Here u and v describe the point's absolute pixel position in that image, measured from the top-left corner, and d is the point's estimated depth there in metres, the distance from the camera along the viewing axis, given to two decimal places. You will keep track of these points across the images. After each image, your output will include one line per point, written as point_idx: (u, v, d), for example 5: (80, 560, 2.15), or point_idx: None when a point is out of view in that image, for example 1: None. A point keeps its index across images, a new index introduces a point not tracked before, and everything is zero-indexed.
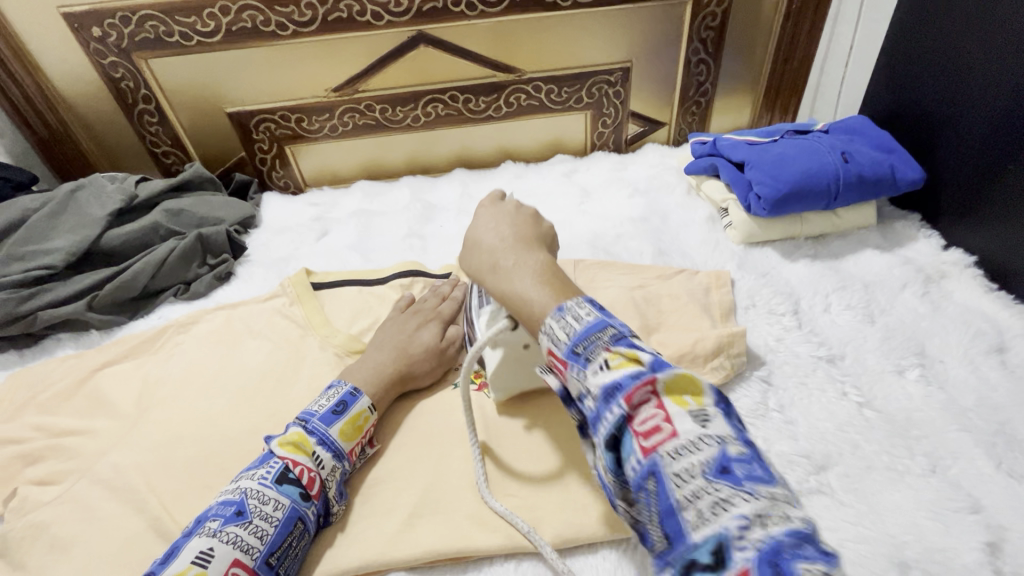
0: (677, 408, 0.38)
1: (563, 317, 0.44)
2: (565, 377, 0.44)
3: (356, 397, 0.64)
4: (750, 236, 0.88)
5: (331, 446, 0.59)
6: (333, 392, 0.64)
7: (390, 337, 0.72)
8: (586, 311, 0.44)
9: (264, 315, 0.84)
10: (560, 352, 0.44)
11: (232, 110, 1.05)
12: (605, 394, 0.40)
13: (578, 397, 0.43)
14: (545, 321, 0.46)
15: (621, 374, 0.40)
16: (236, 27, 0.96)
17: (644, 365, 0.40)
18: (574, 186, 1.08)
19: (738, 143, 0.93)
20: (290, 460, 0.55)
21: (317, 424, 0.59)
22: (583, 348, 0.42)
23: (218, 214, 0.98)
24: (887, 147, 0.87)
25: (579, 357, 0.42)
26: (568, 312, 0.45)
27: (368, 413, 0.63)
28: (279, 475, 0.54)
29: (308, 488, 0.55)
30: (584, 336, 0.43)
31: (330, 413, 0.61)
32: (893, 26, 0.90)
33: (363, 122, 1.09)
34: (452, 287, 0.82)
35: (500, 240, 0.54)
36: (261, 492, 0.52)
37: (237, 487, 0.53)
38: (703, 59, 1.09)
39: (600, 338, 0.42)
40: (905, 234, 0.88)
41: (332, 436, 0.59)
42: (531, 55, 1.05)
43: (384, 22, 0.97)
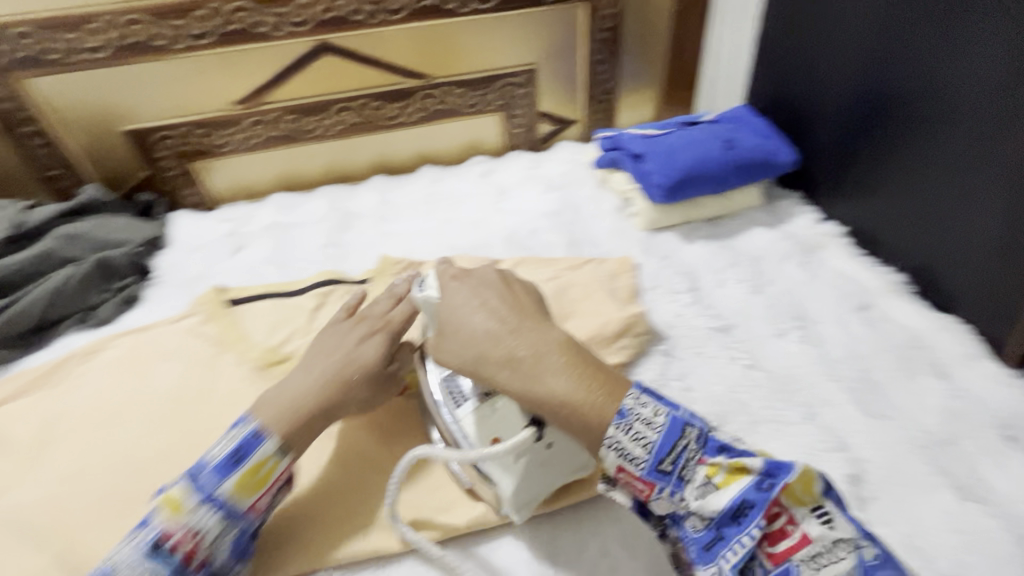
0: (801, 512, 0.46)
1: (633, 429, 0.48)
2: (652, 494, 0.50)
3: (257, 442, 0.57)
4: (653, 222, 0.95)
5: (218, 507, 0.54)
6: (235, 434, 0.58)
7: (321, 355, 0.65)
8: (661, 418, 0.49)
9: (175, 335, 0.81)
10: (647, 468, 0.48)
11: (129, 128, 1.01)
12: (726, 511, 0.46)
13: (674, 512, 0.50)
14: (605, 429, 0.49)
15: (732, 487, 0.47)
16: (125, 42, 0.93)
17: (750, 470, 0.47)
18: (491, 186, 1.11)
19: (637, 136, 0.99)
20: (166, 528, 0.53)
21: (204, 481, 0.55)
22: (674, 466, 0.48)
23: (121, 236, 0.94)
24: (764, 134, 0.95)
25: (672, 475, 0.48)
26: (637, 420, 0.49)
27: (272, 460, 0.58)
28: (153, 546, 0.52)
29: (189, 556, 0.53)
30: (669, 445, 0.48)
31: (223, 465, 0.56)
32: (766, 23, 1.00)
33: (274, 134, 1.08)
34: (406, 286, 0.69)
35: (497, 324, 0.55)
36: (132, 566, 0.51)
37: (112, 557, 0.52)
38: (603, 58, 1.15)
39: (691, 449, 0.48)
40: (787, 211, 0.97)
41: (220, 494, 0.55)
42: (437, 61, 1.07)
43: (284, 33, 0.97)
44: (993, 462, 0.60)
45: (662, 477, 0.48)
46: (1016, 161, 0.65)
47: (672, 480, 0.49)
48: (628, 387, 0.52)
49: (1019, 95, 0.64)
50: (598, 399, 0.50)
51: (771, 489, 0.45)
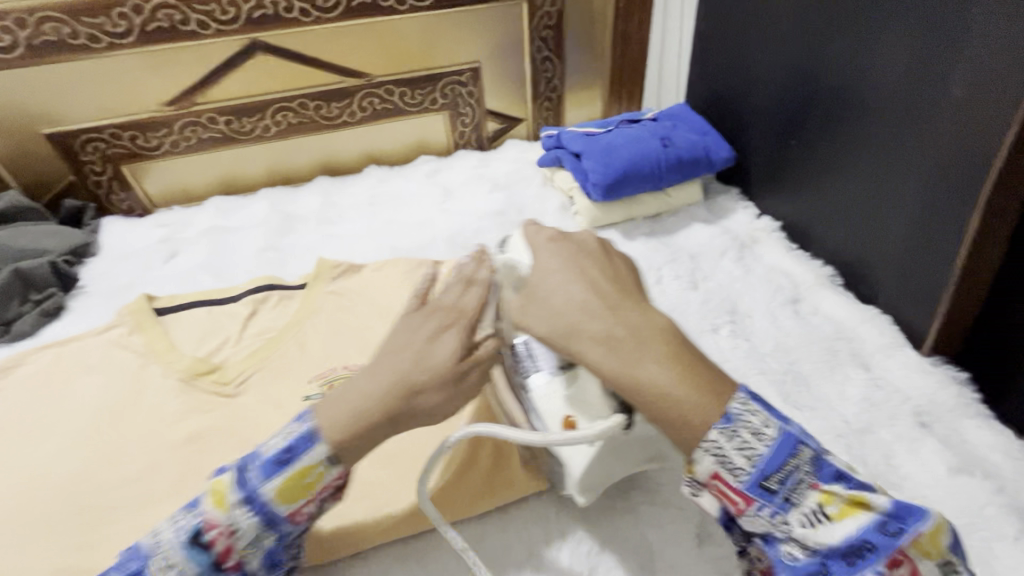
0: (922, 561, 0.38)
1: (739, 437, 0.40)
2: (744, 512, 0.41)
3: (309, 444, 0.45)
4: (595, 220, 0.95)
5: (261, 510, 0.44)
6: (293, 425, 0.47)
7: (387, 352, 0.50)
8: (770, 429, 0.40)
9: (99, 348, 0.78)
10: (744, 483, 0.40)
11: (50, 131, 0.97)
12: (839, 548, 0.38)
13: (766, 535, 0.41)
14: (705, 432, 0.40)
15: (849, 522, 0.38)
16: (38, 41, 0.88)
17: (873, 506, 0.38)
18: (437, 186, 1.10)
19: (578, 135, 0.99)
20: (203, 521, 0.44)
21: (248, 476, 0.44)
22: (780, 485, 0.40)
23: (42, 245, 0.90)
24: (702, 131, 0.96)
25: (775, 495, 0.40)
26: (746, 429, 0.40)
27: (321, 469, 0.45)
28: (189, 537, 0.43)
29: (223, 558, 0.44)
30: (778, 462, 0.40)
31: (271, 463, 0.45)
32: (700, 22, 1.01)
33: (208, 135, 1.04)
34: (476, 267, 0.55)
35: (581, 302, 0.46)
36: (167, 553, 0.43)
37: (157, 532, 0.45)
38: (547, 56, 1.15)
39: (802, 470, 0.40)
40: (725, 208, 0.99)
41: (264, 497, 0.44)
42: (377, 59, 1.05)
43: (212, 31, 0.94)
44: (906, 447, 0.62)
45: (764, 495, 0.40)
46: (922, 155, 0.67)
47: (775, 501, 0.40)
48: (736, 389, 0.42)
49: (923, 92, 0.65)
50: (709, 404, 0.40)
51: (899, 536, 0.37)
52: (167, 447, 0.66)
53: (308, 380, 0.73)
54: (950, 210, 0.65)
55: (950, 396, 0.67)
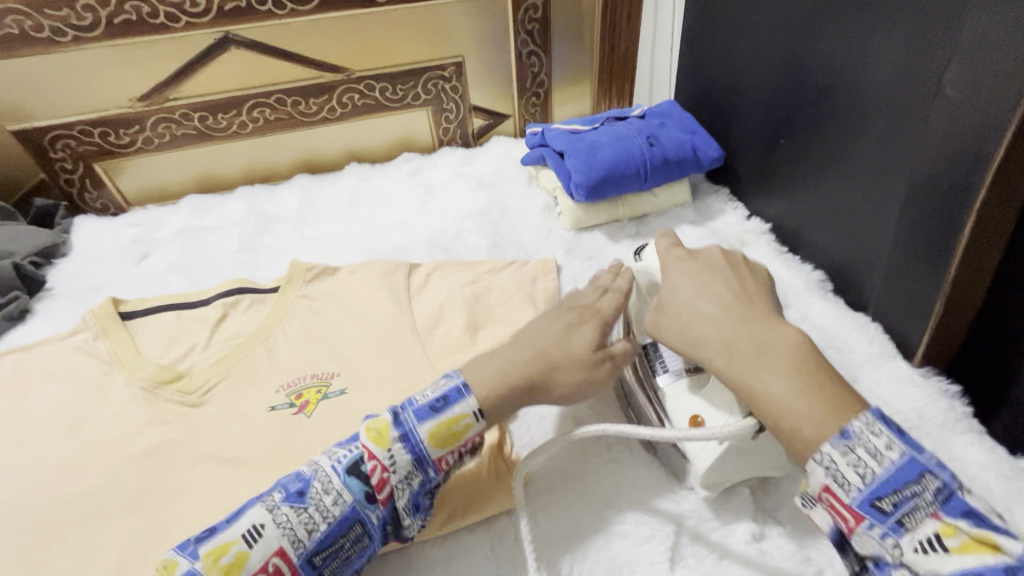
0: None
1: (855, 452, 0.40)
2: (853, 530, 0.40)
3: (461, 397, 0.54)
4: (578, 221, 0.92)
5: (413, 447, 0.51)
6: (440, 384, 0.55)
7: (534, 333, 0.60)
8: (891, 449, 0.40)
9: (62, 354, 0.76)
10: (855, 499, 0.40)
11: (18, 128, 0.94)
12: None
13: (875, 559, 0.39)
14: (820, 444, 0.41)
15: (970, 557, 0.35)
16: (1, 34, 0.85)
17: (1007, 551, 0.35)
18: (419, 184, 1.07)
19: (563, 132, 0.96)
20: (367, 450, 0.50)
21: (408, 416, 0.52)
22: (891, 507, 0.39)
23: (7, 246, 0.87)
24: (690, 129, 0.93)
25: (884, 515, 0.39)
26: (863, 445, 0.40)
27: (468, 419, 0.53)
28: (352, 463, 0.50)
29: (376, 490, 0.49)
30: (895, 485, 0.39)
31: (427, 409, 0.53)
32: (688, 16, 0.97)
33: (182, 132, 1.01)
34: (613, 277, 0.66)
35: (721, 310, 0.51)
36: (329, 478, 0.49)
37: (314, 463, 0.51)
38: (533, 50, 1.12)
39: (920, 497, 0.38)
40: (715, 208, 0.96)
41: (419, 436, 0.51)
42: (356, 53, 1.02)
43: (183, 24, 0.91)
44: None
45: (875, 515, 0.39)
46: (914, 155, 0.64)
47: (887, 523, 0.39)
48: (864, 409, 0.42)
49: (916, 91, 0.62)
50: (832, 415, 0.42)
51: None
52: (126, 459, 0.64)
53: (275, 389, 0.71)
54: (940, 219, 0.62)
55: (941, 410, 0.64)
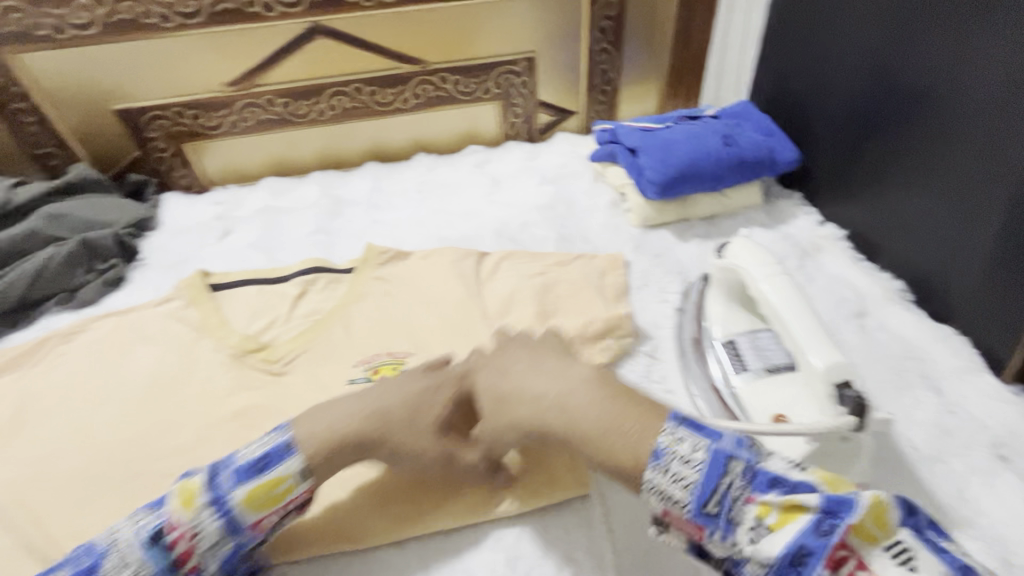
0: (869, 550, 0.38)
1: (670, 469, 0.44)
2: (704, 539, 0.43)
3: (285, 456, 0.52)
4: (647, 218, 0.92)
5: (222, 513, 0.49)
6: (268, 440, 0.53)
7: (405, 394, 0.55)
8: (698, 448, 0.44)
9: (156, 320, 0.80)
10: (690, 512, 0.43)
11: (120, 107, 1.00)
12: (783, 560, 0.38)
13: (733, 561, 0.42)
14: (643, 473, 0.46)
15: (786, 529, 0.39)
16: (114, 19, 0.91)
17: (808, 507, 0.39)
18: (484, 176, 1.09)
19: (634, 129, 0.96)
20: (168, 520, 0.48)
21: (220, 480, 0.50)
22: (714, 505, 0.42)
23: (108, 216, 0.93)
24: (766, 131, 0.92)
25: (715, 516, 0.42)
26: (674, 457, 0.45)
27: (291, 480, 0.51)
28: (153, 535, 0.48)
29: (180, 560, 0.48)
30: (710, 483, 0.42)
31: (245, 470, 0.51)
32: (772, 18, 0.96)
33: (266, 117, 1.06)
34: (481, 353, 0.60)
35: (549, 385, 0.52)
36: (131, 547, 0.47)
37: (115, 531, 0.49)
38: (605, 48, 1.12)
39: (731, 482, 0.42)
40: (787, 212, 0.94)
41: (231, 503, 0.49)
42: (433, 46, 1.05)
43: (276, 13, 0.95)
44: (982, 481, 0.58)
45: (709, 520, 0.42)
46: None
47: (720, 524, 0.42)
48: (665, 421, 0.47)
49: None
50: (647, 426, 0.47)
51: (833, 534, 0.38)
52: (216, 421, 0.68)
53: (352, 364, 0.73)
54: None
55: None
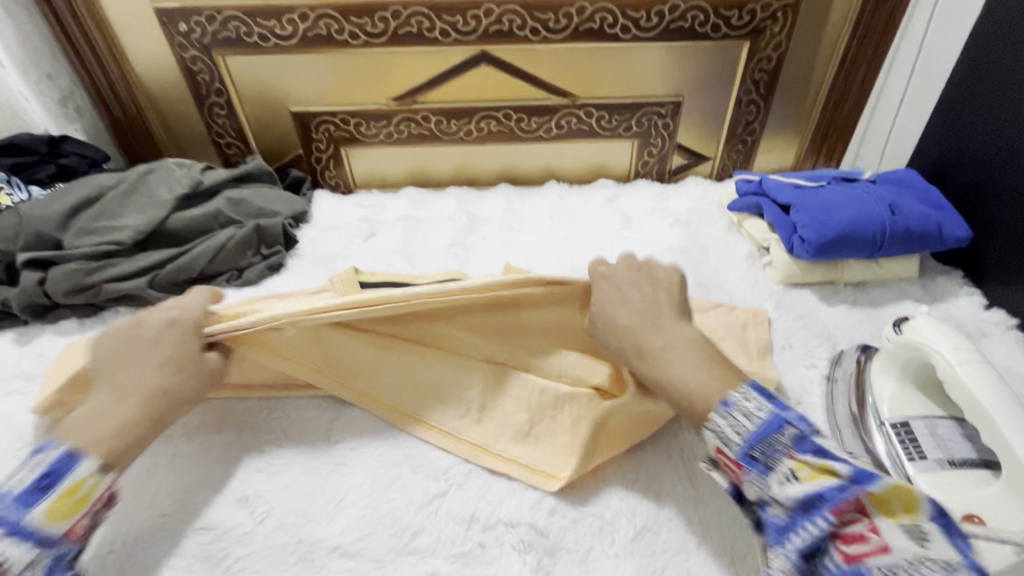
0: (887, 521, 0.44)
1: (732, 417, 0.50)
2: (739, 477, 0.49)
3: (71, 462, 0.51)
4: (790, 276, 0.89)
5: (30, 535, 0.47)
6: (37, 459, 0.51)
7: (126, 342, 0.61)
8: (756, 407, 0.50)
9: (311, 307, 0.85)
10: (737, 453, 0.49)
11: (296, 109, 1.10)
12: (799, 499, 0.45)
13: (758, 500, 0.48)
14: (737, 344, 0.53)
15: (815, 482, 0.45)
16: (311, 33, 1.01)
17: (839, 472, 0.45)
18: (616, 212, 1.10)
19: (785, 185, 0.95)
20: None
21: (9, 509, 0.47)
22: (760, 454, 0.48)
23: (274, 207, 1.02)
24: (934, 203, 0.88)
25: (758, 463, 0.48)
26: (740, 412, 0.50)
27: (94, 480, 0.52)
28: None
29: None
30: (761, 437, 0.48)
31: (30, 490, 0.49)
32: (950, 85, 0.92)
33: (418, 132, 1.13)
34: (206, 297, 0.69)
35: (666, 338, 0.58)
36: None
37: None
38: (754, 99, 1.12)
39: (782, 442, 0.48)
40: (946, 289, 0.88)
41: (32, 519, 0.48)
42: (586, 82, 1.08)
43: (451, 39, 1.02)
44: None
45: (751, 464, 0.48)
46: None
47: (759, 468, 0.48)
48: (750, 390, 0.52)
49: None
50: (724, 392, 0.52)
51: (849, 490, 0.44)
52: (366, 415, 0.70)
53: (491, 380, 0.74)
54: None
55: None
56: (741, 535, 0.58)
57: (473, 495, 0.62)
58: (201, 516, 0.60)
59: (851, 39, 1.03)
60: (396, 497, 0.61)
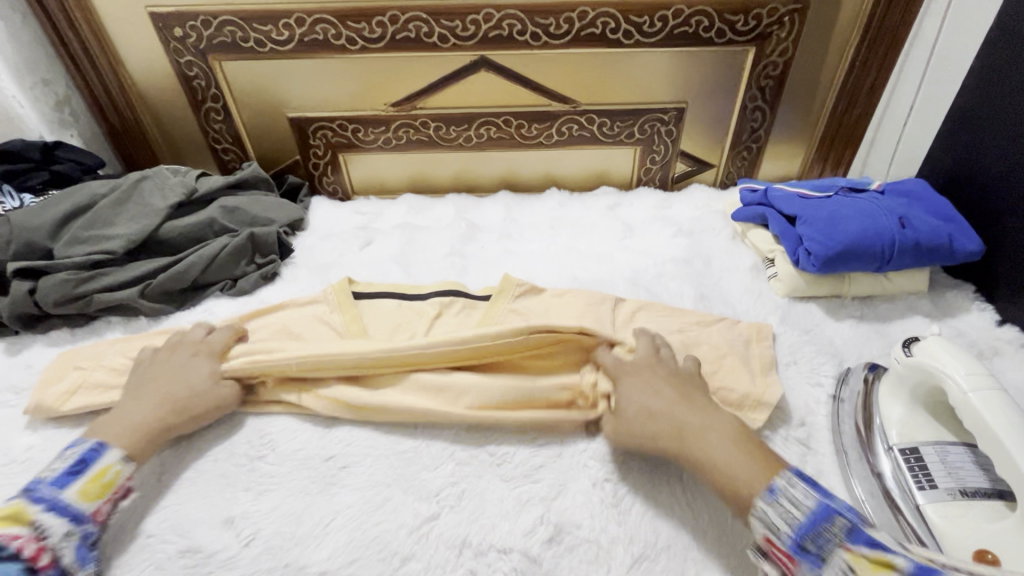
0: None
1: (780, 505, 0.50)
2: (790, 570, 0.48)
3: (100, 453, 0.60)
4: (795, 290, 0.87)
5: (65, 511, 0.55)
6: (70, 452, 0.59)
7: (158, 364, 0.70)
8: (804, 497, 0.49)
9: (304, 318, 0.84)
10: (788, 545, 0.48)
11: (293, 115, 1.09)
12: None
13: None
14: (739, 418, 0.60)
15: None
16: (308, 38, 0.99)
17: (896, 567, 0.43)
18: (618, 220, 1.08)
19: (791, 195, 0.93)
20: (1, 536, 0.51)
21: (44, 491, 0.55)
22: (811, 545, 0.47)
23: (270, 215, 1.00)
24: (945, 215, 0.85)
25: (810, 555, 0.46)
26: (785, 499, 0.50)
27: (118, 467, 0.60)
28: None
29: (35, 561, 0.51)
30: (812, 528, 0.47)
31: (65, 475, 0.57)
32: (963, 93, 0.89)
33: (417, 138, 1.12)
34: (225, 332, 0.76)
35: (692, 418, 0.59)
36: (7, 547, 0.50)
37: None
38: (759, 105, 1.09)
39: (834, 533, 0.46)
40: (957, 304, 0.86)
41: (66, 498, 0.55)
42: (587, 88, 1.06)
43: (450, 45, 1.00)
44: None
45: (802, 556, 0.47)
46: None
47: (811, 560, 0.46)
48: (787, 469, 0.52)
49: None
50: (759, 478, 0.52)
51: None
52: (358, 432, 0.68)
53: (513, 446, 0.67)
54: None
55: None
56: (741, 565, 0.56)
57: (465, 517, 0.60)
58: (187, 538, 0.59)
59: (860, 45, 1.00)
60: (386, 520, 0.59)
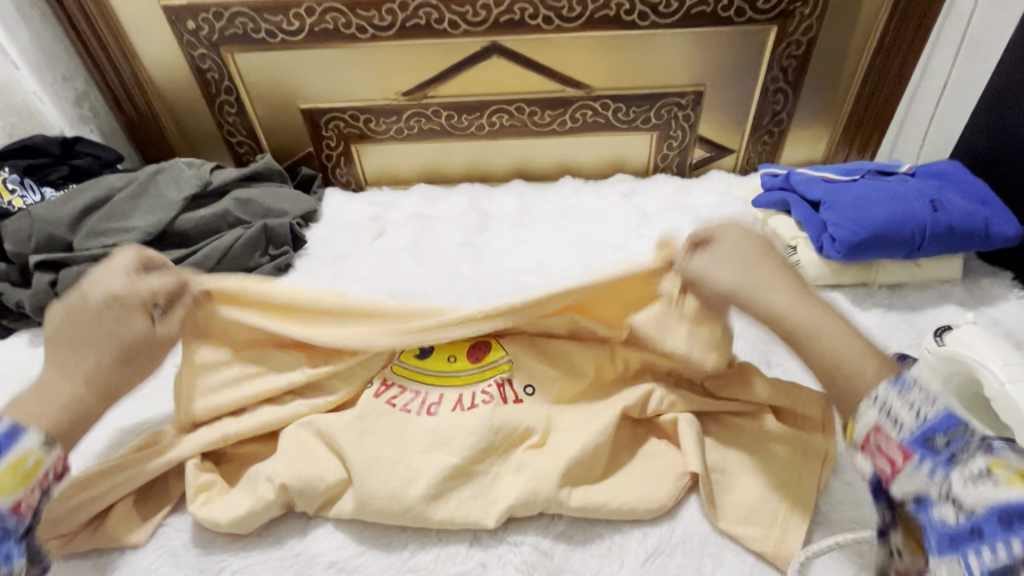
0: None
1: (909, 398, 0.43)
2: (900, 467, 0.42)
3: (15, 437, 0.48)
4: (819, 278, 0.84)
5: None
6: None
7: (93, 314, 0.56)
8: (935, 398, 0.43)
9: None
10: (907, 437, 0.42)
11: (305, 107, 1.09)
12: (992, 506, 0.37)
13: (921, 496, 0.41)
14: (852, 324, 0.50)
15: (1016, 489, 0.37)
16: (318, 28, 0.99)
17: None
18: (633, 208, 1.05)
19: (814, 179, 0.89)
20: None
21: None
22: (940, 446, 0.41)
23: (283, 206, 1.00)
24: (979, 197, 0.81)
25: (935, 453, 0.41)
26: (916, 394, 0.43)
27: (40, 454, 0.49)
28: None
29: None
30: (945, 426, 0.41)
31: None
32: (999, 68, 0.84)
33: (429, 127, 1.10)
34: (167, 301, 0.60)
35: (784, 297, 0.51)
36: None
37: None
38: (781, 87, 1.05)
39: (970, 439, 0.40)
40: (992, 292, 0.82)
41: None
42: (601, 72, 1.04)
43: (461, 31, 0.98)
44: None
45: (926, 452, 0.41)
46: None
47: (936, 460, 0.41)
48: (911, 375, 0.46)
49: None
50: (879, 369, 0.46)
51: None
52: None
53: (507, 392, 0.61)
54: None
55: None
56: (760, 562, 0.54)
57: None
58: (198, 528, 0.58)
59: (890, 21, 0.95)
60: None
